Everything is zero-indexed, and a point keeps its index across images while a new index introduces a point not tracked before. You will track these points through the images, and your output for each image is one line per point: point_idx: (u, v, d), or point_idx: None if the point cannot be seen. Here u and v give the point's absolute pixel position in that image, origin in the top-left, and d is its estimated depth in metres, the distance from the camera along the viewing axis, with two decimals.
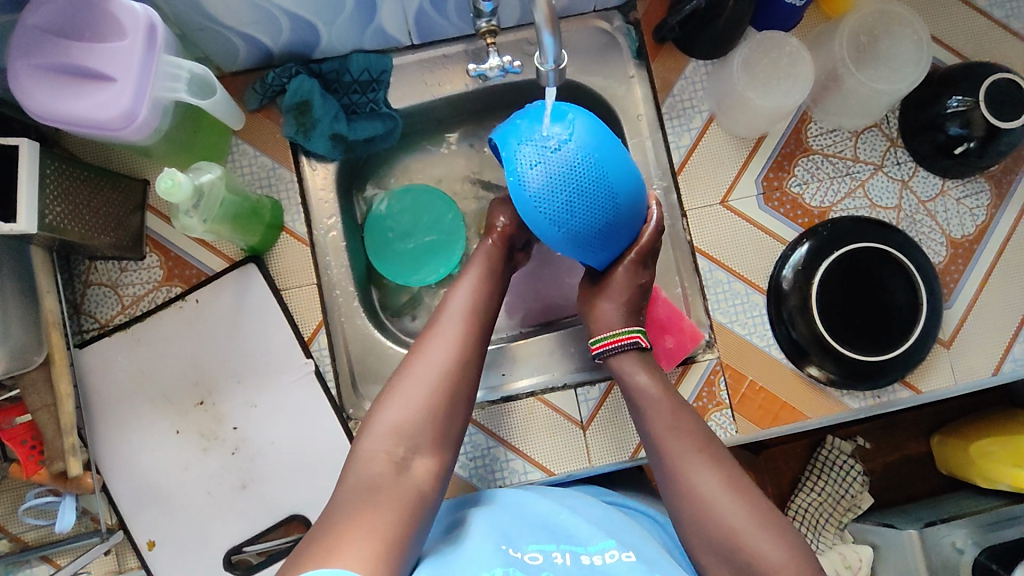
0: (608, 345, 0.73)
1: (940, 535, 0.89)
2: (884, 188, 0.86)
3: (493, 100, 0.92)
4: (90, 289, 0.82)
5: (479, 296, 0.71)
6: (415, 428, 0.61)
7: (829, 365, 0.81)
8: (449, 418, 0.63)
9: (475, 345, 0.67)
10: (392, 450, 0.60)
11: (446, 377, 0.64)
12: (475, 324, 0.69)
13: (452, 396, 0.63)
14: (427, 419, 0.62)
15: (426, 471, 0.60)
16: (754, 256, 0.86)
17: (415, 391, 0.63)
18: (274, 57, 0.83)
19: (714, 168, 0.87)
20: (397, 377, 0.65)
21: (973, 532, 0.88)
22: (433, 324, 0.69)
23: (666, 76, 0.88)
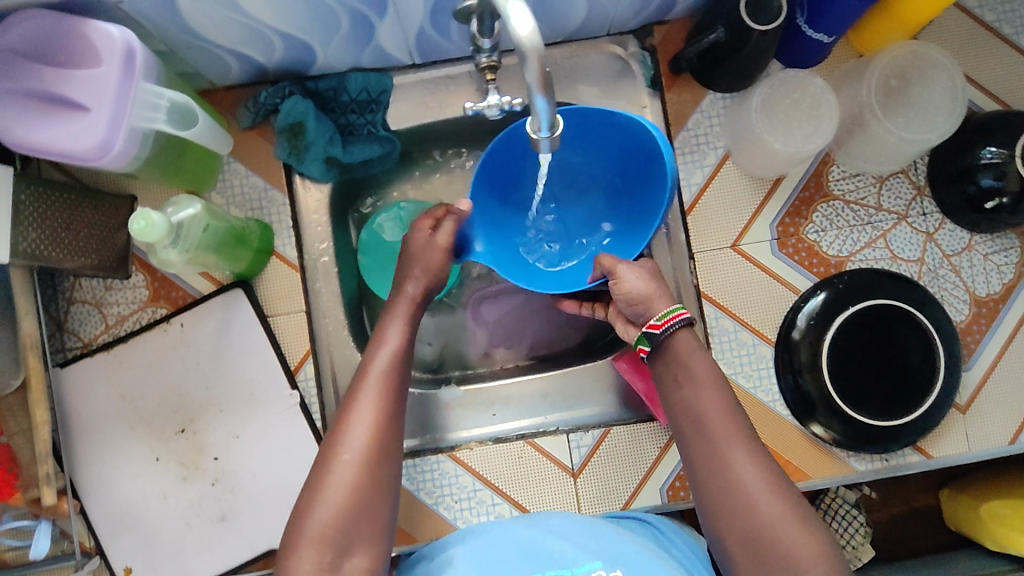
0: (668, 318, 0.65)
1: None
2: (907, 239, 0.81)
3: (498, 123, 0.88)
4: (73, 307, 0.80)
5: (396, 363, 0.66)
6: (344, 525, 0.58)
7: (834, 426, 0.77)
8: (373, 510, 0.60)
9: (391, 424, 0.63)
10: (320, 556, 0.57)
11: (365, 471, 0.60)
12: (391, 398, 0.64)
13: (372, 490, 0.60)
14: (348, 518, 0.58)
15: (359, 568, 0.58)
16: (764, 306, 0.81)
17: (337, 486, 0.59)
18: (269, 73, 0.80)
19: (727, 209, 0.82)
20: (314, 474, 0.61)
21: None
22: (351, 399, 0.64)
23: (681, 108, 0.83)
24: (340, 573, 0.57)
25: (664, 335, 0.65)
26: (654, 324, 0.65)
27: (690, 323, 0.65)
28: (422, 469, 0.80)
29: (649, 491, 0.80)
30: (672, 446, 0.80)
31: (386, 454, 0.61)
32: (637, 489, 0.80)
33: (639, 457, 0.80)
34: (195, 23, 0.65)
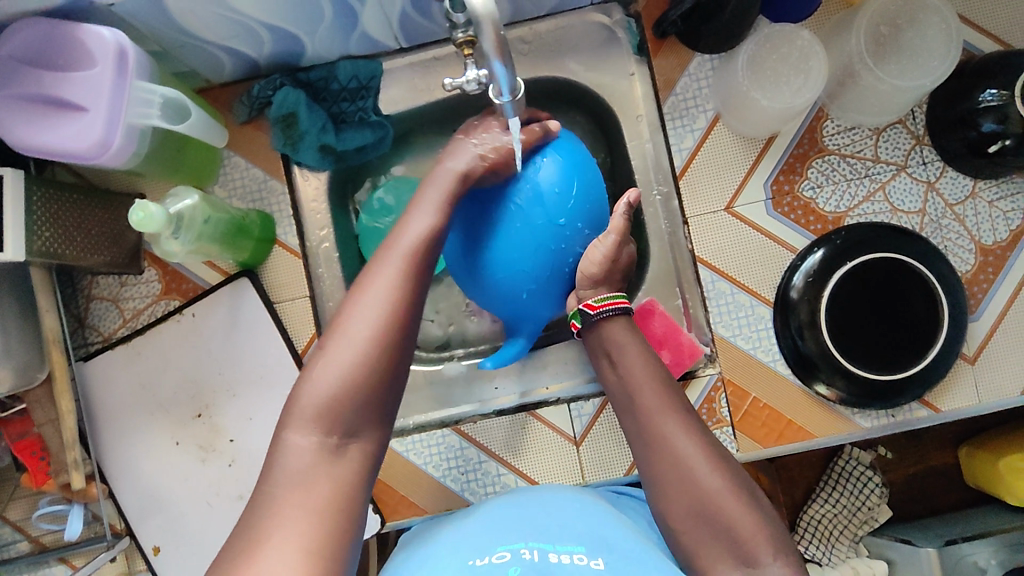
0: (605, 303, 0.68)
1: (961, 554, 0.87)
2: (906, 190, 0.80)
3: (488, 100, 0.89)
4: (92, 304, 0.84)
5: (432, 238, 0.59)
6: (348, 403, 0.50)
7: (837, 383, 0.77)
8: (375, 400, 0.51)
9: (413, 295, 0.55)
10: (319, 434, 0.49)
11: (382, 344, 0.52)
12: (414, 275, 0.56)
13: (379, 372, 0.51)
14: (351, 393, 0.50)
15: (364, 453, 0.50)
16: (761, 266, 0.81)
17: (339, 360, 0.51)
18: (261, 67, 0.82)
19: (720, 171, 0.81)
20: (330, 328, 0.54)
21: (998, 551, 0.86)
22: (365, 274, 0.56)
23: (669, 73, 0.82)
24: (345, 452, 0.49)
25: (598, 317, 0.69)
26: (591, 304, 0.69)
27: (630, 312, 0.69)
28: (428, 443, 0.83)
29: None
30: None
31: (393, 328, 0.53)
32: None
33: None
34: (183, 21, 0.68)
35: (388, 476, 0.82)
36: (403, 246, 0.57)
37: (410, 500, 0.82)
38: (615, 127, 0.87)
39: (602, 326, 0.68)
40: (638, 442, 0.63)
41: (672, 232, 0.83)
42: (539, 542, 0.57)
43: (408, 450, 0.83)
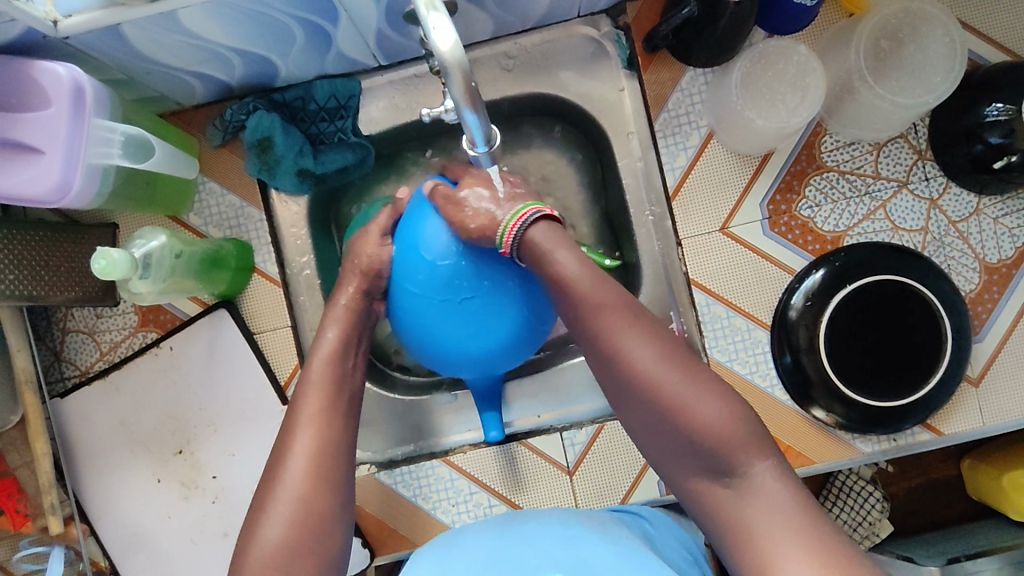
0: (508, 234, 0.61)
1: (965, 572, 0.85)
2: (908, 208, 0.77)
3: None
4: (68, 337, 0.82)
5: (338, 375, 0.63)
6: (291, 551, 0.53)
7: (836, 409, 0.75)
8: (321, 547, 0.54)
9: (335, 437, 0.59)
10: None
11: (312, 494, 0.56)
12: (333, 415, 0.60)
13: (319, 521, 0.55)
14: (293, 546, 0.53)
15: None
16: (758, 288, 0.78)
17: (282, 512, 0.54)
18: (234, 89, 0.79)
19: (715, 190, 0.78)
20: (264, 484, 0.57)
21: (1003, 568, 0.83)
22: (289, 424, 0.60)
23: (660, 89, 0.79)
24: None
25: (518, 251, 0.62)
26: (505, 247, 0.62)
27: (541, 218, 0.61)
28: (417, 475, 0.80)
29: (648, 483, 0.78)
30: None
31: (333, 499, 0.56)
32: (633, 483, 0.79)
33: (635, 454, 0.79)
34: (147, 50, 0.64)
35: (378, 508, 0.80)
36: (315, 390, 0.61)
37: (400, 533, 0.80)
38: (606, 144, 0.83)
39: (530, 239, 0.61)
40: (603, 372, 0.57)
41: (666, 253, 0.80)
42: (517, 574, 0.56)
43: (397, 482, 0.81)
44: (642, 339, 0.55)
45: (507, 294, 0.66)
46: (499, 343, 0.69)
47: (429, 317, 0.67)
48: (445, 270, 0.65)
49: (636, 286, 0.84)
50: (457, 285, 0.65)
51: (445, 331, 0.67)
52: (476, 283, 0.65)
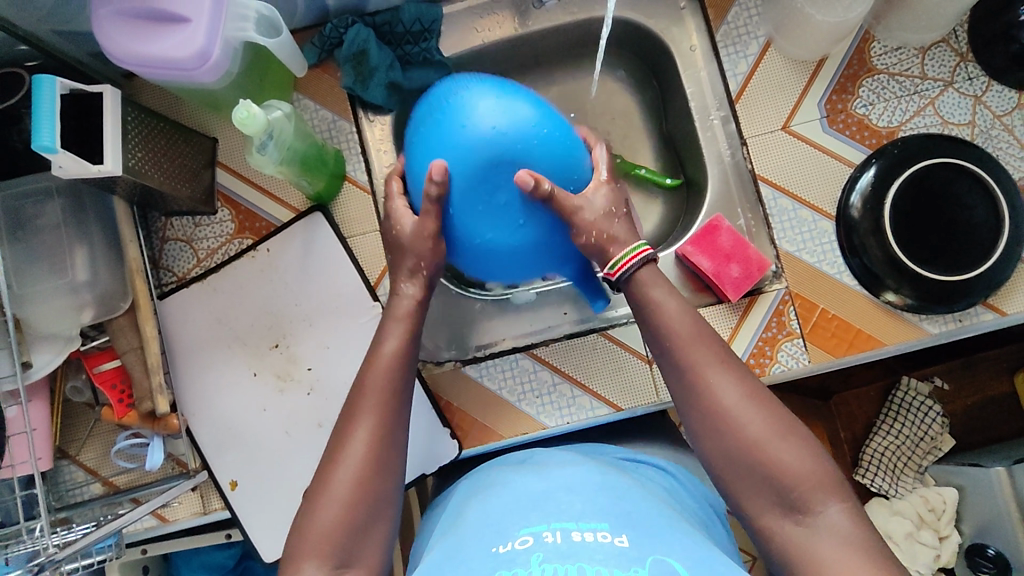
0: (620, 267, 0.67)
1: None
2: (955, 104, 0.83)
3: (552, 45, 0.94)
4: (167, 245, 0.85)
5: (401, 355, 0.67)
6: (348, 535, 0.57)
7: (905, 288, 0.79)
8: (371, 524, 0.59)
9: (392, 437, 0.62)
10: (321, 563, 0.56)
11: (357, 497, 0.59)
12: (396, 382, 0.65)
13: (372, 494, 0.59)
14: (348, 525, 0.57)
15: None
16: (821, 180, 0.83)
17: (351, 461, 0.60)
18: (330, 11, 0.86)
19: (774, 92, 0.85)
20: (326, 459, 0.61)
21: None
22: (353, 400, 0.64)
23: (719, 4, 0.86)
24: None
25: (618, 282, 0.67)
26: (610, 273, 0.68)
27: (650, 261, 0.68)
28: (501, 368, 0.83)
29: None
30: (750, 316, 0.82)
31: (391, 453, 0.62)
32: None
33: None
34: None
35: (463, 401, 0.83)
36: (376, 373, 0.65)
37: (486, 426, 0.83)
38: (669, 63, 0.90)
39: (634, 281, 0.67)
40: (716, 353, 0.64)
41: (732, 155, 0.86)
42: (563, 522, 0.54)
43: (482, 375, 0.83)
44: (735, 381, 0.60)
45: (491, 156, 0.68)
46: (535, 235, 0.70)
47: (481, 222, 0.70)
48: (470, 150, 0.69)
49: (702, 193, 0.89)
50: (496, 160, 0.68)
51: (479, 223, 0.70)
52: (510, 166, 0.68)
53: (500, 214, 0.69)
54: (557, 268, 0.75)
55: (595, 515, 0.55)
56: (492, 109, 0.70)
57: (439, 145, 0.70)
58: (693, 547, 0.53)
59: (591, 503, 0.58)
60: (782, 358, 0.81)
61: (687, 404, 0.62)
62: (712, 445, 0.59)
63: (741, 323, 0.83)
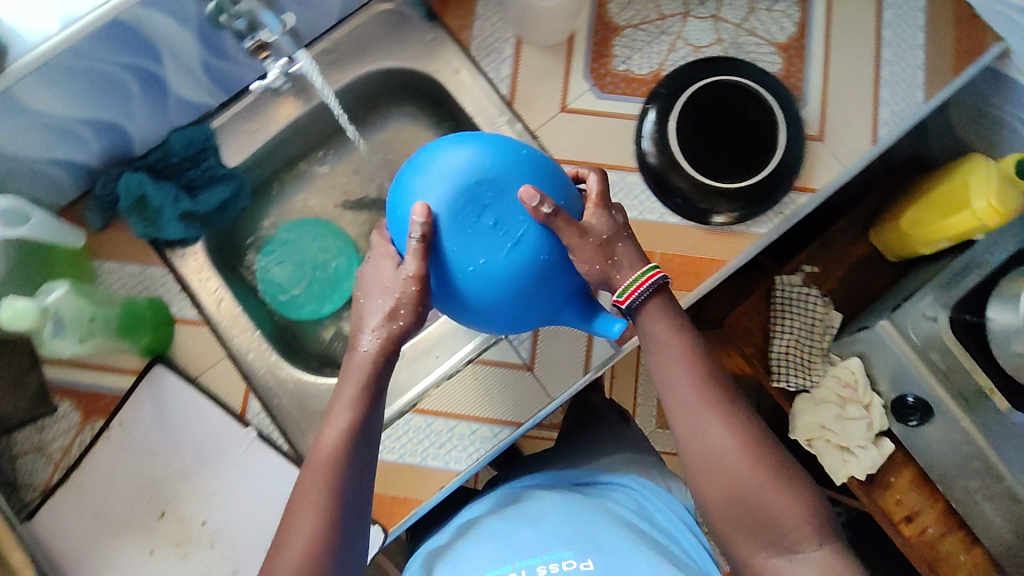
0: (628, 293, 0.64)
1: (908, 313, 0.97)
2: (699, 29, 0.89)
3: (334, 117, 0.94)
4: (18, 462, 0.77)
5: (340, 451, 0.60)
6: None
7: (724, 205, 0.82)
8: None
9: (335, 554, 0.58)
10: None
11: None
12: (352, 467, 0.60)
13: None
14: None
15: None
16: (614, 142, 0.86)
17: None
18: (94, 170, 0.83)
19: (542, 82, 0.88)
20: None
21: (938, 296, 0.94)
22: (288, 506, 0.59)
23: (462, 22, 0.89)
24: None
25: (630, 306, 0.64)
26: (619, 299, 0.64)
27: (663, 283, 0.65)
28: (395, 436, 0.81)
29: (600, 346, 0.83)
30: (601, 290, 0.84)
31: (347, 542, 0.59)
32: (588, 350, 0.83)
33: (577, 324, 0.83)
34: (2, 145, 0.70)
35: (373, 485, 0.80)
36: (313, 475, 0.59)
37: (404, 498, 0.79)
38: (445, 93, 0.91)
39: (646, 306, 0.65)
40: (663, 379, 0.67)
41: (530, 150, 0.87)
42: (529, 559, 0.64)
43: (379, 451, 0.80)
44: (726, 429, 0.62)
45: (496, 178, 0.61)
46: (530, 261, 0.60)
47: (473, 252, 0.60)
48: (451, 181, 0.61)
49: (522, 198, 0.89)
50: (482, 182, 0.61)
51: (474, 256, 0.60)
52: (507, 188, 0.61)
53: (506, 238, 0.60)
54: (553, 305, 0.63)
55: (555, 543, 0.65)
56: (457, 154, 0.63)
57: (407, 196, 0.63)
58: (635, 554, 0.64)
59: (553, 532, 0.67)
60: None
61: (680, 429, 0.64)
62: (700, 477, 0.63)
63: (595, 291, 0.85)
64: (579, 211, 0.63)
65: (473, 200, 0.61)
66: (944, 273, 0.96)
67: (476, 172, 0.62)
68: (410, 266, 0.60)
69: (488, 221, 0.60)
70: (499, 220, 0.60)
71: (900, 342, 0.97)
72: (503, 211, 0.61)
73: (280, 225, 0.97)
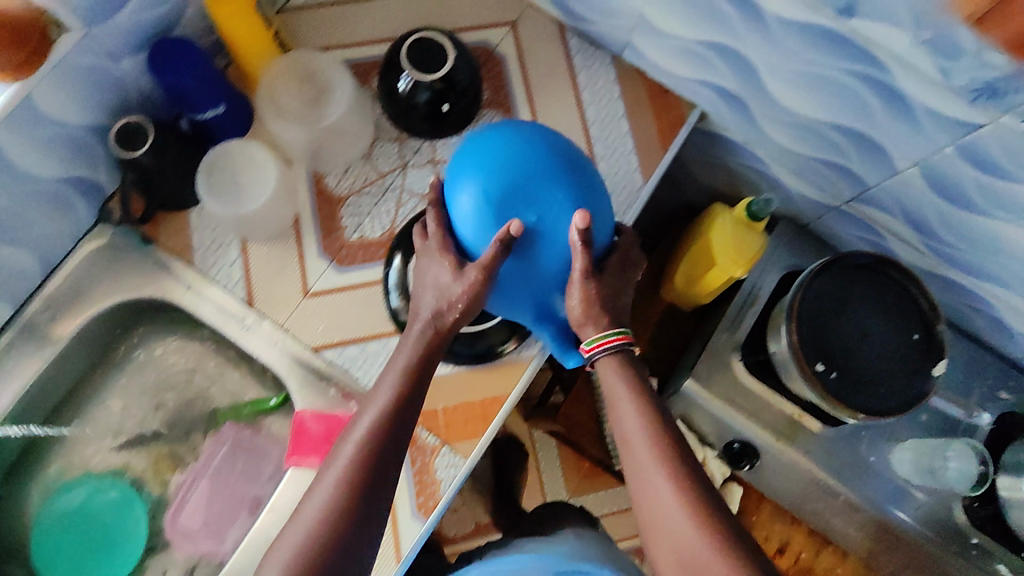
0: (598, 344, 0.71)
1: (709, 366, 1.00)
2: (420, 177, 0.90)
3: (80, 363, 0.89)
4: None
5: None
6: None
7: (491, 339, 0.83)
8: None
9: None
10: None
11: None
12: (382, 449, 0.64)
13: None
14: None
15: None
16: (366, 311, 0.85)
17: None
18: None
19: (277, 275, 0.86)
20: None
21: (728, 341, 0.99)
22: None
23: (180, 239, 0.86)
24: None
25: (591, 359, 0.72)
26: (585, 351, 0.72)
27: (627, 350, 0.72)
28: None
29: (405, 526, 0.80)
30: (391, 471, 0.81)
31: (352, 536, 0.60)
32: (394, 536, 0.80)
33: None
34: None
35: None
36: None
37: None
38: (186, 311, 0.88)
39: (608, 361, 0.71)
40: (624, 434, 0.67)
41: (283, 344, 0.85)
42: None
43: None
44: (671, 485, 0.61)
45: (544, 187, 0.68)
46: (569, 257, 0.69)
47: (554, 225, 0.68)
48: (496, 193, 0.67)
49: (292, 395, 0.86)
50: (514, 201, 0.67)
51: (527, 255, 0.69)
52: (540, 208, 0.68)
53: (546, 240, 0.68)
54: (544, 295, 0.72)
55: None
56: (473, 198, 0.68)
57: (486, 171, 0.68)
58: None
59: None
60: (443, 475, 0.82)
61: (636, 488, 0.64)
62: (653, 543, 0.61)
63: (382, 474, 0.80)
64: (606, 224, 0.73)
65: (511, 210, 0.67)
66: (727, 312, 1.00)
67: (531, 174, 0.68)
68: (478, 272, 0.67)
69: (534, 222, 0.68)
70: (539, 225, 0.68)
71: (711, 395, 0.99)
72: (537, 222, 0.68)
73: (61, 481, 0.89)
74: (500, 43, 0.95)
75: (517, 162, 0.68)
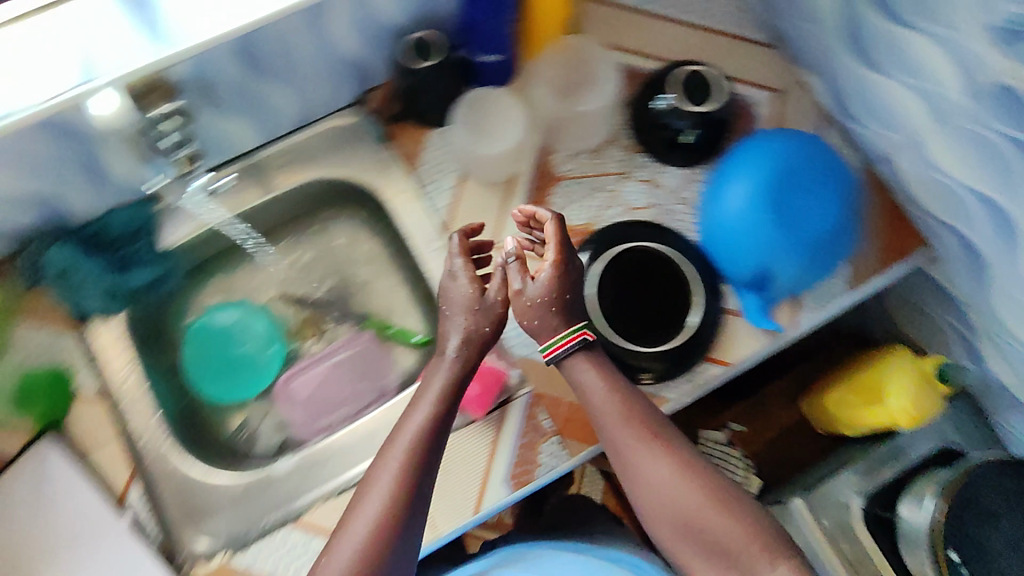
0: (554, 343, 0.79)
1: (827, 495, 0.93)
2: (636, 190, 0.92)
3: (281, 212, 0.99)
4: None
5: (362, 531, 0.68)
6: None
7: (643, 364, 0.84)
8: None
9: None
10: None
11: None
12: (426, 444, 0.73)
13: None
14: None
15: None
16: None
17: None
18: (29, 236, 0.87)
19: (477, 216, 0.92)
20: None
21: (858, 482, 0.92)
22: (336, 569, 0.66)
23: (412, 148, 0.94)
24: None
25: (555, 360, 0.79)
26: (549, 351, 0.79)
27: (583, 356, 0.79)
28: (270, 548, 0.79)
29: (493, 486, 0.82)
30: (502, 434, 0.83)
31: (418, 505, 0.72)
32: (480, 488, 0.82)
33: (471, 464, 0.83)
34: None
35: None
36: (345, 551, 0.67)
37: None
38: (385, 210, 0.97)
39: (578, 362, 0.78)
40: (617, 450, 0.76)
41: None
42: None
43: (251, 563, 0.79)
44: (698, 496, 0.72)
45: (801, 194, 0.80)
46: (794, 258, 0.81)
47: (795, 227, 0.80)
48: (757, 186, 0.80)
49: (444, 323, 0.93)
50: (771, 195, 0.80)
51: (762, 241, 0.80)
52: (790, 206, 0.80)
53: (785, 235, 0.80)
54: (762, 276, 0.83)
55: None
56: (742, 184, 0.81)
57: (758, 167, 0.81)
58: None
59: None
60: (546, 460, 0.83)
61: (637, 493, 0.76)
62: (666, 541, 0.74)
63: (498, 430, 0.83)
64: (841, 249, 0.82)
65: (768, 201, 0.80)
66: (868, 456, 0.94)
67: (795, 179, 0.80)
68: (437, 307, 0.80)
69: (780, 217, 0.79)
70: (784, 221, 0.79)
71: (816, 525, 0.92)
72: (782, 218, 0.79)
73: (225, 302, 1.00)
74: (762, 104, 0.95)
75: (790, 169, 0.80)
